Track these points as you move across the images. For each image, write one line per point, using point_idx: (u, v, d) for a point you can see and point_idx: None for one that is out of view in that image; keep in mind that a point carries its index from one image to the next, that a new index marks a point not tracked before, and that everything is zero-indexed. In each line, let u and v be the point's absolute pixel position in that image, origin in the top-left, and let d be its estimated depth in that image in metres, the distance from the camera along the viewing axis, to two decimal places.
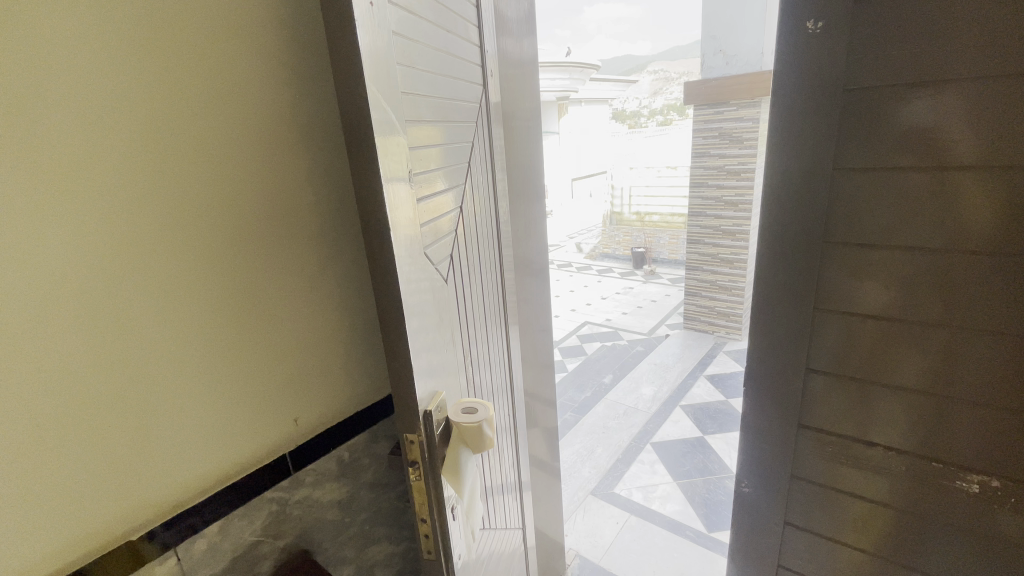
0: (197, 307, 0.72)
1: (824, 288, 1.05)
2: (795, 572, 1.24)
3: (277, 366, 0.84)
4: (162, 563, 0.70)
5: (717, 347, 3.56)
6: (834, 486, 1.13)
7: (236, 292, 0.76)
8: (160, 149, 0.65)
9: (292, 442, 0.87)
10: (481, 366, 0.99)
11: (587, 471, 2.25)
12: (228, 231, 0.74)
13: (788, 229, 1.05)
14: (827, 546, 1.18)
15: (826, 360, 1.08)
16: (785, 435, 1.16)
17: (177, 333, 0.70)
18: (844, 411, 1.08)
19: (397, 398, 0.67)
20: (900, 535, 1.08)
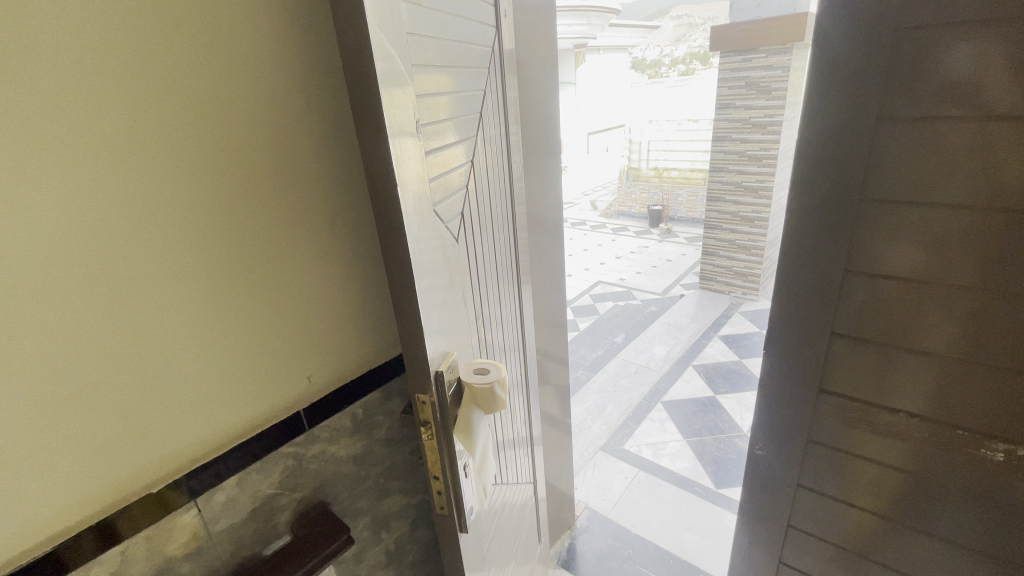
0: (203, 266, 0.70)
1: (858, 249, 0.99)
2: (805, 532, 1.25)
3: (288, 325, 0.83)
4: (183, 513, 0.73)
5: (733, 307, 3.51)
6: (851, 450, 1.12)
7: (242, 250, 0.74)
8: (157, 101, 0.63)
9: (306, 399, 0.88)
10: (493, 328, 0.98)
11: (598, 428, 2.28)
12: (234, 189, 0.72)
13: (819, 186, 0.99)
14: (838, 505, 1.18)
15: (853, 324, 1.04)
16: (805, 397, 1.14)
17: (189, 295, 0.69)
18: (866, 377, 1.06)
19: (408, 360, 0.66)
20: (914, 499, 1.08)
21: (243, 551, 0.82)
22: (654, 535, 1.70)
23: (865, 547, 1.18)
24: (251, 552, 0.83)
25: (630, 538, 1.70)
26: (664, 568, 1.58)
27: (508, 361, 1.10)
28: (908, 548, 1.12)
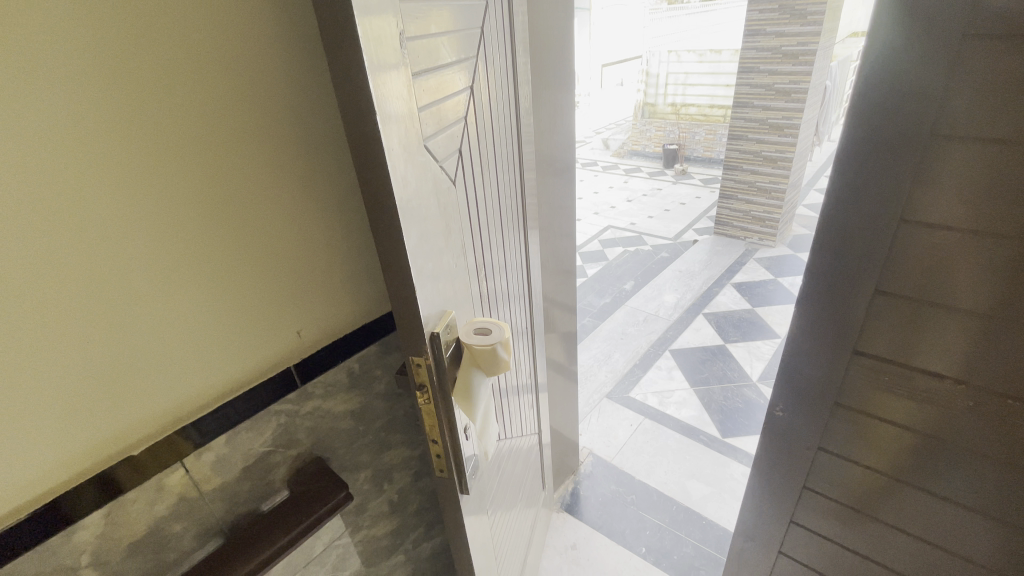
0: (163, 212, 0.62)
1: (918, 165, 0.71)
2: (822, 530, 1.01)
3: (270, 276, 0.75)
4: (171, 474, 0.70)
5: (747, 254, 3.40)
6: (886, 435, 0.87)
7: (210, 193, 0.66)
8: (100, 16, 0.53)
9: (297, 354, 0.82)
10: (497, 280, 0.90)
11: (603, 375, 2.26)
12: (199, 125, 0.63)
13: (894, 70, 0.68)
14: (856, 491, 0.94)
15: (897, 267, 0.77)
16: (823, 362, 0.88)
17: (158, 245, 0.62)
18: (915, 341, 0.79)
19: (400, 320, 0.59)
20: (957, 483, 0.83)
21: (239, 509, 0.80)
22: (657, 483, 1.71)
23: (887, 539, 0.94)
24: (248, 509, 0.81)
25: (633, 484, 1.71)
26: (667, 514, 1.60)
27: (513, 314, 1.03)
28: (944, 541, 0.88)
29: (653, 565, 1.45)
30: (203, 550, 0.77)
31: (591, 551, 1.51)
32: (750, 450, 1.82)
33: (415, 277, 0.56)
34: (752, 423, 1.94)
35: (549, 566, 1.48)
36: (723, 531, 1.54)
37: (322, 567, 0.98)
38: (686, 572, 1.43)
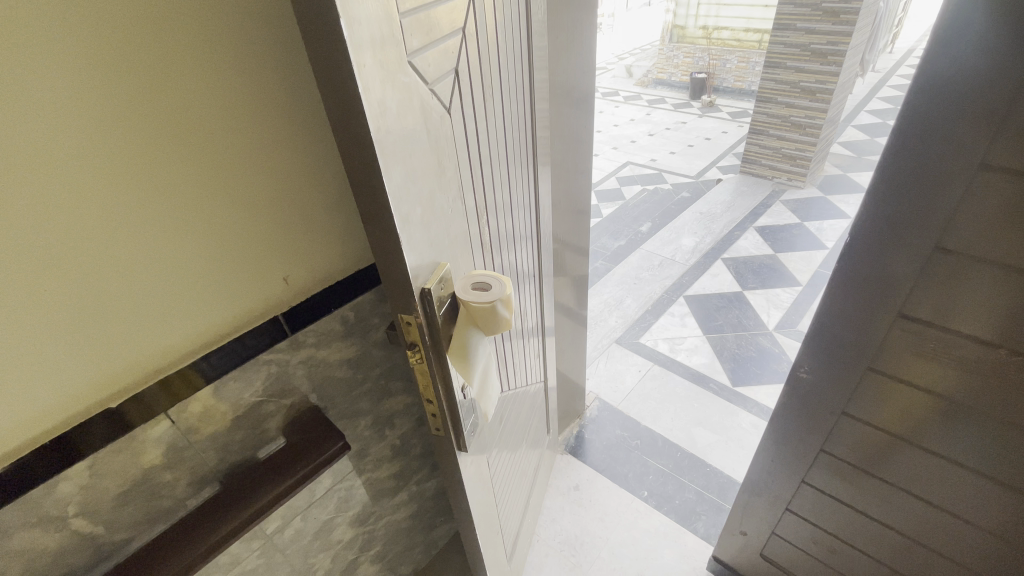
0: (120, 153, 0.55)
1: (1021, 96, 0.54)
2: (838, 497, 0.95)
3: (249, 218, 0.68)
4: (155, 425, 0.67)
5: (773, 195, 3.21)
6: (922, 407, 0.77)
7: (173, 131, 0.58)
8: None
9: (285, 303, 0.76)
10: (502, 225, 0.82)
11: (614, 321, 2.20)
12: (151, 48, 0.53)
13: None
14: (871, 455, 0.86)
15: (966, 222, 0.62)
16: (852, 321, 0.77)
17: (119, 191, 0.56)
18: (977, 305, 0.66)
19: (385, 272, 0.52)
20: (980, 452, 0.74)
21: (233, 457, 0.78)
22: (663, 429, 1.70)
23: (908, 511, 0.87)
24: (242, 457, 0.79)
25: (639, 430, 1.71)
26: (671, 460, 1.60)
27: (520, 260, 0.95)
28: (960, 509, 0.81)
29: (654, 509, 1.47)
30: (198, 496, 0.76)
31: (593, 492, 1.53)
32: (760, 400, 1.79)
33: (399, 225, 0.48)
34: (764, 372, 1.90)
35: (551, 506, 1.50)
36: (727, 478, 1.54)
37: (324, 509, 0.98)
38: (687, 516, 1.44)
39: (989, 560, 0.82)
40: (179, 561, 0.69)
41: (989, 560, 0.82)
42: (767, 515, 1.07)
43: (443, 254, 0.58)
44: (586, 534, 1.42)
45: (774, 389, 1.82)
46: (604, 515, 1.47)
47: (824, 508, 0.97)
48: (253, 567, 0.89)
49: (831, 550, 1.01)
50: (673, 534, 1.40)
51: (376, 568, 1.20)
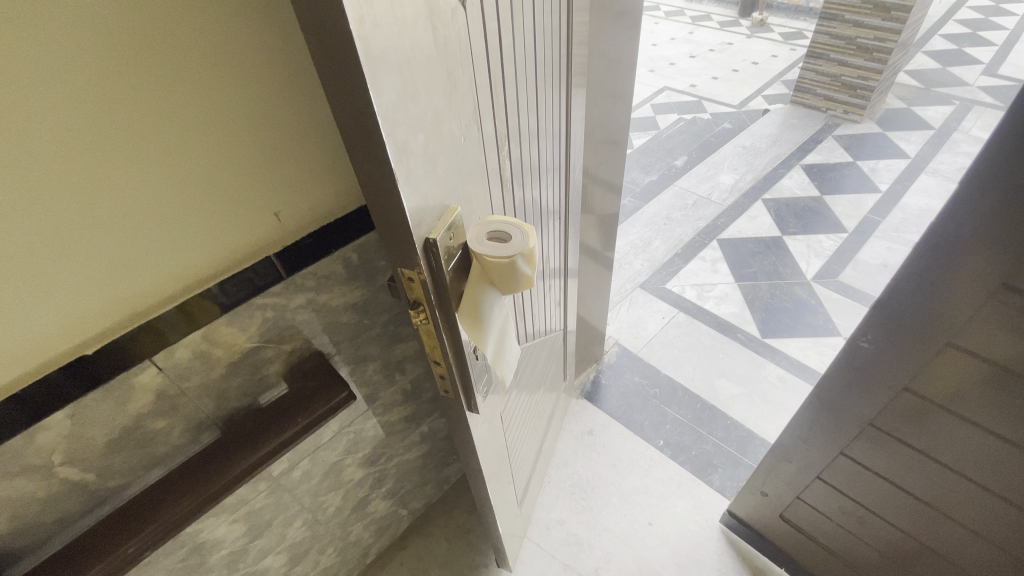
0: (53, 61, 0.44)
1: None
2: (879, 473, 0.87)
3: (229, 141, 0.58)
4: (139, 372, 0.61)
5: (825, 129, 2.91)
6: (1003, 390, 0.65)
7: (119, 33, 0.46)
8: None
9: (279, 242, 0.67)
10: (527, 159, 0.69)
11: (640, 264, 2.08)
12: None
13: None
14: (935, 440, 0.76)
15: None
16: (922, 272, 0.65)
17: (58, 111, 0.45)
18: None
19: (381, 217, 0.42)
20: (1011, 420, 0.67)
21: (231, 404, 0.73)
22: (684, 379, 1.64)
23: (957, 493, 0.79)
24: (241, 404, 0.75)
25: (659, 378, 1.65)
26: (690, 411, 1.55)
27: (546, 198, 0.83)
28: (989, 481, 0.74)
29: (669, 458, 1.44)
30: (198, 442, 0.73)
31: (607, 438, 1.50)
32: (790, 353, 1.70)
33: (393, 159, 0.37)
34: (797, 324, 1.79)
35: (564, 449, 1.49)
36: (747, 432, 1.49)
37: (333, 451, 0.96)
38: (703, 468, 1.41)
39: (1010, 532, 0.76)
40: (178, 509, 0.66)
41: (1012, 535, 0.76)
42: (795, 479, 1.02)
43: (453, 195, 0.47)
44: (599, 479, 1.41)
45: (805, 343, 1.73)
46: (618, 462, 1.45)
47: (860, 480, 0.90)
48: (262, 506, 0.88)
49: (860, 521, 0.96)
50: (687, 485, 1.38)
51: (388, 504, 1.21)
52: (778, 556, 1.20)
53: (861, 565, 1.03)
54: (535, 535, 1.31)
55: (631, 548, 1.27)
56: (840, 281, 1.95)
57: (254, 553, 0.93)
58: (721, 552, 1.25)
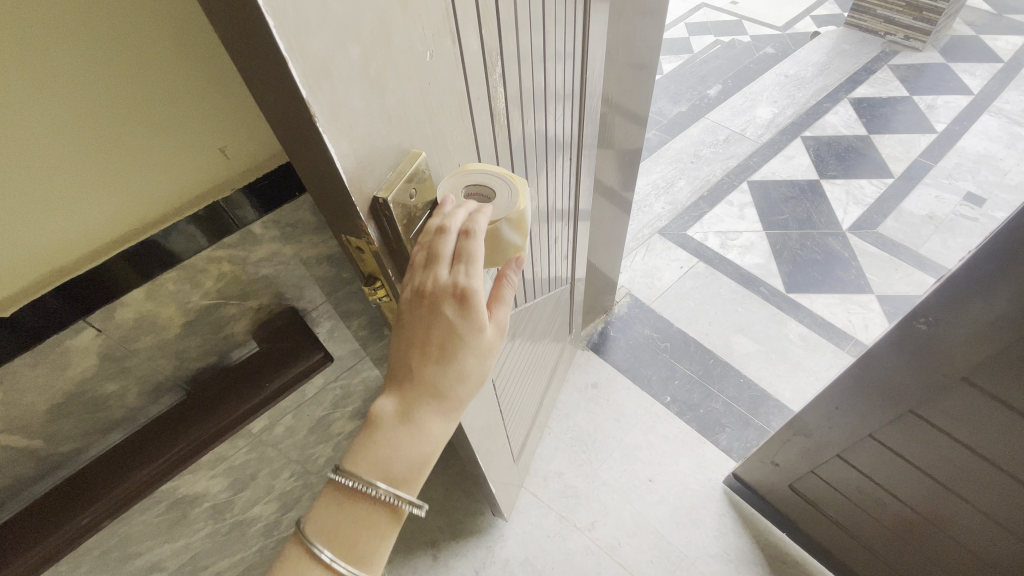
0: None
1: None
2: (909, 460, 0.78)
3: (144, 61, 0.46)
4: (74, 335, 0.54)
5: (882, 57, 2.58)
6: None
7: None
8: None
9: (227, 184, 0.58)
10: (529, 86, 0.55)
11: (661, 207, 1.92)
12: None
13: None
14: (985, 436, 0.66)
15: None
16: (1015, 238, 0.52)
17: None
18: None
19: (313, 170, 0.34)
20: None
21: (194, 363, 0.68)
22: (698, 333, 1.55)
23: (998, 494, 0.70)
24: (204, 364, 0.69)
25: (670, 332, 1.56)
26: (701, 367, 1.48)
27: (554, 136, 0.70)
28: (1002, 460, 0.66)
29: (675, 416, 1.38)
30: (159, 404, 0.68)
31: (612, 392, 1.44)
32: (814, 311, 1.58)
33: (305, 87, 0.27)
34: (826, 279, 1.66)
35: (567, 401, 1.43)
36: (760, 391, 1.42)
37: (319, 406, 0.90)
38: (710, 427, 1.36)
39: (1019, 513, 0.69)
40: (138, 475, 0.62)
41: (1017, 512, 0.69)
42: (812, 453, 0.95)
43: (409, 134, 0.37)
44: (601, 433, 1.37)
45: (833, 300, 1.61)
46: (621, 416, 1.39)
47: (886, 465, 0.83)
48: (243, 461, 0.84)
49: (877, 501, 0.89)
50: (692, 443, 1.33)
51: None
52: (780, 520, 1.16)
53: (870, 542, 0.98)
54: (532, 486, 1.29)
55: (629, 504, 1.25)
56: (879, 233, 1.78)
57: (241, 503, 0.91)
58: (722, 513, 1.22)
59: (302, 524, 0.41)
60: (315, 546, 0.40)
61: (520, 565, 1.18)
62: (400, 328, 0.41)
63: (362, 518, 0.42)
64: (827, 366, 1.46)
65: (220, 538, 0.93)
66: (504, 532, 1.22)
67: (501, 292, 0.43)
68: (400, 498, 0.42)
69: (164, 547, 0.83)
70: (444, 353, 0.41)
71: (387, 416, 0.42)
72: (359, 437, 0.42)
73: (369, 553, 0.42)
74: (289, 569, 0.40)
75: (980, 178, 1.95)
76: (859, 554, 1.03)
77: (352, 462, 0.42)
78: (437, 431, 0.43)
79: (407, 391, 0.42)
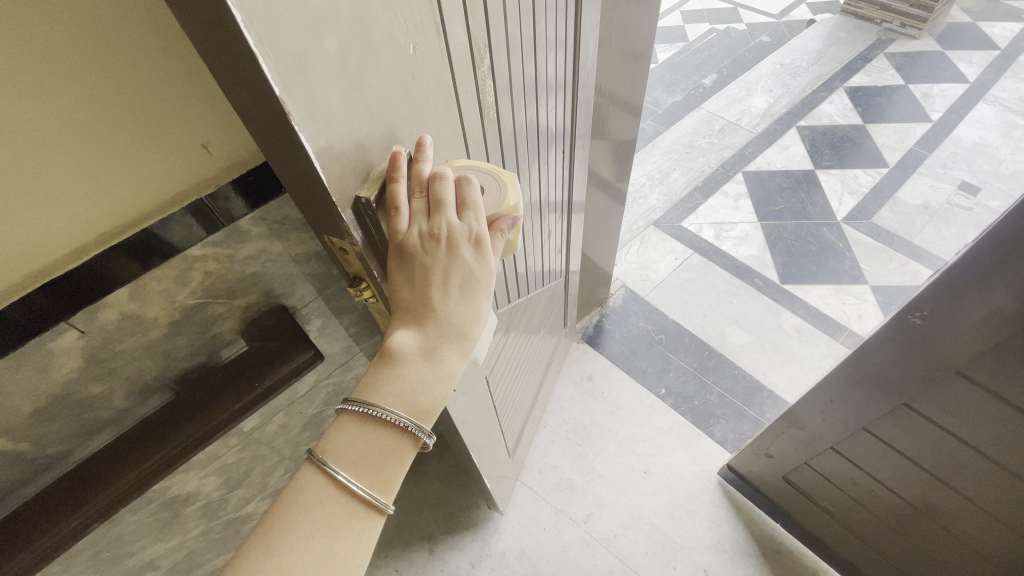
0: None
1: None
2: (901, 452, 0.79)
3: (119, 57, 0.44)
4: (57, 336, 0.53)
5: (877, 45, 2.56)
6: None
7: None
8: None
9: (210, 180, 0.56)
10: (519, 78, 0.54)
11: (655, 198, 1.91)
12: None
13: None
14: (979, 428, 0.66)
15: None
16: (1011, 231, 0.52)
17: None
18: None
19: (292, 171, 0.33)
20: None
21: (182, 363, 0.67)
22: (692, 325, 1.55)
23: (987, 484, 0.71)
24: (193, 364, 0.68)
25: (665, 324, 1.56)
26: (696, 358, 1.48)
27: (545, 127, 0.69)
28: (996, 452, 0.66)
29: (670, 408, 1.39)
30: (148, 405, 0.67)
31: (608, 385, 1.44)
32: (809, 301, 1.58)
33: (279, 85, 0.26)
34: (820, 270, 1.66)
35: (562, 394, 1.43)
36: (754, 383, 1.43)
37: (312, 404, 0.90)
38: (704, 419, 1.37)
39: (1010, 503, 0.70)
40: (127, 477, 0.61)
41: (1008, 502, 0.70)
42: (806, 444, 0.96)
43: (391, 129, 0.36)
44: (596, 425, 1.37)
45: (827, 291, 1.61)
46: (616, 409, 1.39)
47: (879, 456, 0.83)
48: (236, 459, 0.84)
49: (868, 492, 0.90)
50: (687, 435, 1.34)
51: None
52: (774, 510, 1.17)
53: (861, 532, 0.98)
54: (527, 479, 1.29)
55: (624, 496, 1.25)
56: (874, 223, 1.78)
57: (234, 501, 0.91)
58: (716, 504, 1.23)
59: (319, 450, 0.38)
60: (333, 470, 0.37)
61: (517, 557, 1.18)
62: (411, 265, 0.38)
63: (385, 445, 0.39)
64: (821, 357, 1.46)
65: (215, 535, 0.93)
66: (500, 525, 1.22)
67: (504, 231, 0.43)
68: (424, 428, 0.40)
69: (158, 546, 0.83)
70: (464, 290, 0.39)
71: (408, 352, 0.39)
72: (376, 375, 0.39)
73: (389, 478, 0.40)
74: (309, 492, 0.37)
75: (975, 167, 1.95)
76: (852, 544, 1.03)
77: (373, 396, 0.38)
78: (459, 364, 0.41)
79: (426, 324, 0.39)
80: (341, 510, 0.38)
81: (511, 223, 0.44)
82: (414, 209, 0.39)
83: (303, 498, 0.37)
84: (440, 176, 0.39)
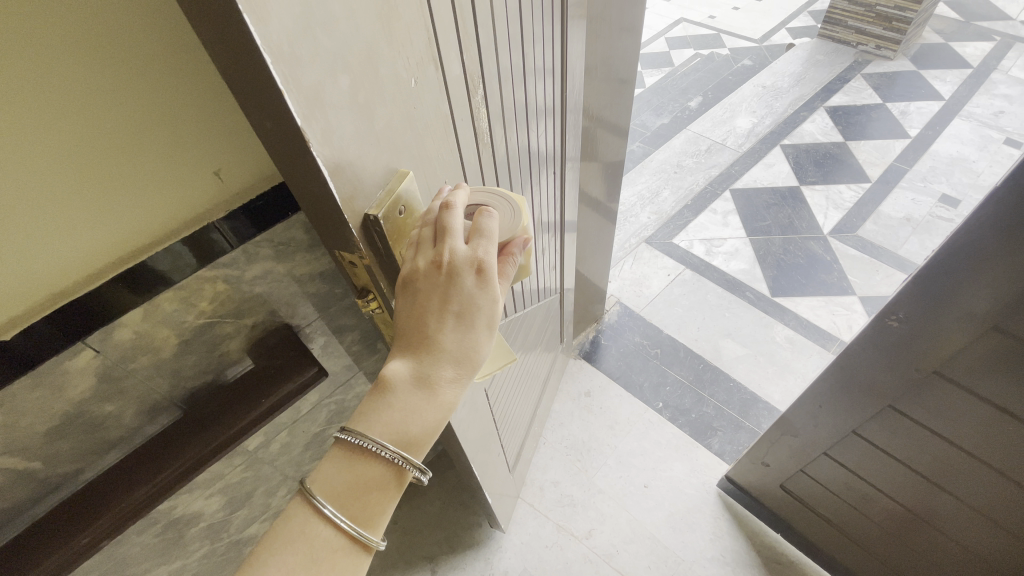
0: None
1: None
2: (890, 453, 0.81)
3: (139, 95, 0.48)
4: (73, 356, 0.55)
5: (855, 66, 2.67)
6: None
7: None
8: None
9: (221, 206, 0.60)
10: (511, 104, 0.58)
11: (647, 217, 1.96)
12: None
13: None
14: (966, 429, 0.68)
15: None
16: (970, 238, 0.55)
17: None
18: None
19: (306, 192, 0.36)
20: None
21: (190, 382, 0.69)
22: (687, 339, 1.58)
23: (978, 485, 0.73)
24: (200, 382, 0.70)
25: (661, 338, 1.59)
26: (692, 372, 1.50)
27: (537, 149, 0.73)
28: (981, 451, 0.69)
29: (667, 421, 1.40)
30: (156, 424, 0.69)
31: (606, 400, 1.46)
32: (799, 313, 1.62)
33: (300, 117, 0.29)
34: (809, 282, 1.70)
35: (560, 410, 1.45)
36: (750, 394, 1.45)
37: (314, 423, 0.91)
38: (702, 431, 1.38)
39: (1005, 504, 0.71)
40: (135, 495, 0.62)
41: (1004, 504, 0.71)
42: (800, 451, 0.97)
43: (396, 154, 0.39)
44: (595, 441, 1.38)
45: (817, 302, 1.64)
46: (614, 423, 1.41)
47: (870, 460, 0.85)
48: (239, 479, 0.85)
49: (865, 498, 0.91)
50: (685, 448, 1.35)
51: None
52: (774, 521, 1.18)
53: (860, 538, 0.99)
54: (528, 496, 1.29)
55: (625, 510, 1.26)
56: (859, 236, 1.83)
57: (237, 522, 0.91)
58: (717, 516, 1.23)
59: (309, 483, 0.40)
60: (319, 502, 0.39)
61: None
62: (414, 291, 0.41)
63: (370, 480, 0.41)
64: (814, 367, 1.49)
65: (217, 558, 0.93)
66: (501, 543, 1.22)
67: (514, 255, 0.45)
68: (411, 462, 0.42)
69: (161, 569, 0.83)
70: (461, 318, 0.42)
71: (400, 381, 0.42)
72: (370, 404, 0.42)
73: (373, 514, 0.42)
74: (296, 524, 0.39)
75: (955, 179, 2.02)
76: (852, 552, 1.04)
77: (364, 426, 0.41)
78: (453, 392, 0.43)
79: (421, 352, 0.42)
80: (324, 545, 0.39)
81: (523, 247, 0.47)
82: (422, 239, 0.42)
83: (289, 528, 0.39)
84: (450, 205, 0.43)
